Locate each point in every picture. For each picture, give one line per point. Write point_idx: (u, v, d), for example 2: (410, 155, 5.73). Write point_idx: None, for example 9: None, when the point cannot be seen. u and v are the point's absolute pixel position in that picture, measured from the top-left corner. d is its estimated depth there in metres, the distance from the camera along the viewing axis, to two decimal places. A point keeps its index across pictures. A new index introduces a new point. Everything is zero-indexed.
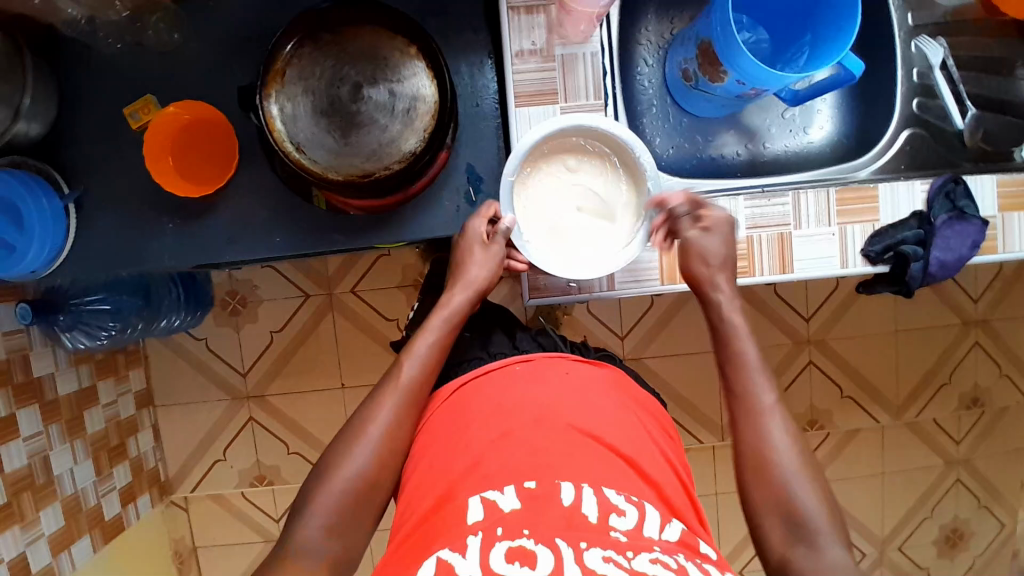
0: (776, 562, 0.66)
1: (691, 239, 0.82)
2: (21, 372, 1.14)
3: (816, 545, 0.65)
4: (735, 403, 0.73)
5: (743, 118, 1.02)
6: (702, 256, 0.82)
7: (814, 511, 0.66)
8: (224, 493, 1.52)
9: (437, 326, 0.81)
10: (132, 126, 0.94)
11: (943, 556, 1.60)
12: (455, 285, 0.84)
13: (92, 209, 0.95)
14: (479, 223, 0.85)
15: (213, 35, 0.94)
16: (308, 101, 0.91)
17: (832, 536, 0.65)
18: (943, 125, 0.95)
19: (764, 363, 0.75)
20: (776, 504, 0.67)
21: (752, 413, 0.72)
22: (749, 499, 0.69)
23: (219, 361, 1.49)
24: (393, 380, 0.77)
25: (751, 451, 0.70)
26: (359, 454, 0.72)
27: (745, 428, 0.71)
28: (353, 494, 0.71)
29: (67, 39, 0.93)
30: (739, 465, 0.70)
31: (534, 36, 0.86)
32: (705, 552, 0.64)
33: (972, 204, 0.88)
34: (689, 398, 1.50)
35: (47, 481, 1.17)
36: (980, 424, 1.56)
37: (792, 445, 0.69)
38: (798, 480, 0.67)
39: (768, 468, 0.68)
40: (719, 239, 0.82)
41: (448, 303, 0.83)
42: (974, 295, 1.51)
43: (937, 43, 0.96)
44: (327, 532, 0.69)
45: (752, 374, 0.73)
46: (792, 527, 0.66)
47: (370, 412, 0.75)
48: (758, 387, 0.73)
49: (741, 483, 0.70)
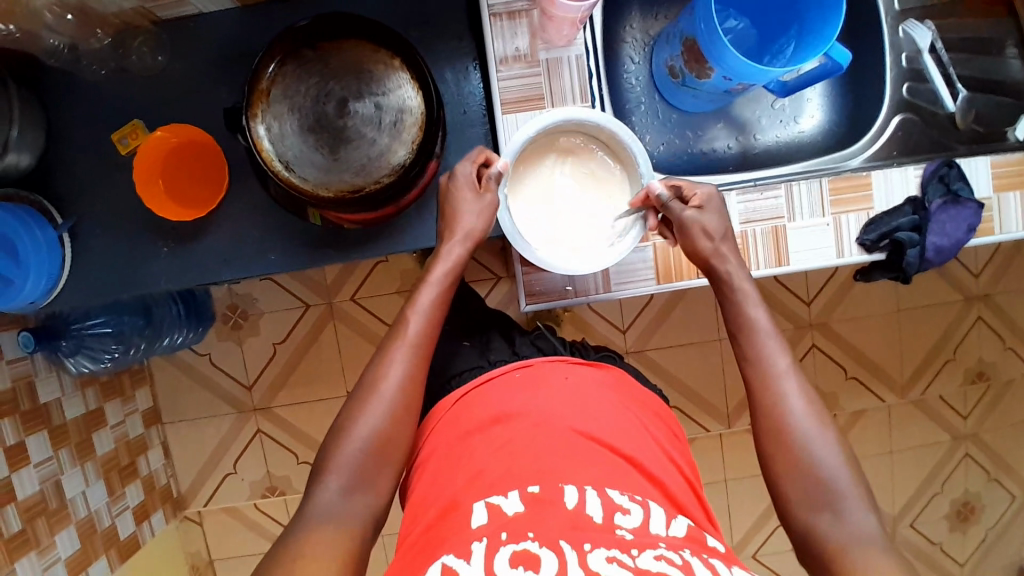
0: (802, 530, 0.66)
1: (687, 219, 0.79)
2: (27, 399, 1.14)
3: (841, 510, 0.65)
4: (747, 370, 0.74)
5: (732, 111, 1.02)
6: (704, 233, 0.79)
7: (834, 471, 0.66)
8: (237, 506, 1.53)
9: (438, 280, 0.80)
10: (121, 151, 0.94)
11: (955, 531, 1.61)
12: (450, 235, 0.81)
13: (86, 237, 0.95)
14: (466, 166, 0.82)
15: (196, 55, 0.93)
16: (295, 119, 0.90)
17: (856, 496, 0.65)
18: (933, 108, 0.94)
19: (776, 326, 0.75)
20: (798, 470, 0.67)
21: (765, 380, 0.72)
22: (770, 465, 0.69)
23: (223, 375, 1.50)
24: (399, 340, 0.76)
25: (767, 416, 0.70)
26: (371, 413, 0.72)
27: (760, 393, 0.71)
28: (369, 453, 0.71)
29: (50, 69, 0.93)
30: (757, 430, 0.71)
31: (517, 42, 0.86)
32: (712, 546, 0.65)
33: (966, 186, 0.88)
34: (693, 387, 1.50)
35: (60, 505, 1.18)
36: (986, 398, 1.56)
37: (809, 407, 0.70)
38: (816, 442, 0.68)
39: (784, 431, 0.69)
40: (715, 215, 0.80)
41: (447, 255, 0.80)
42: (975, 270, 1.51)
43: (925, 26, 0.95)
44: (347, 493, 0.69)
45: (765, 339, 0.74)
46: (815, 494, 0.66)
47: (379, 371, 0.74)
48: (770, 351, 0.73)
49: (761, 449, 0.70)
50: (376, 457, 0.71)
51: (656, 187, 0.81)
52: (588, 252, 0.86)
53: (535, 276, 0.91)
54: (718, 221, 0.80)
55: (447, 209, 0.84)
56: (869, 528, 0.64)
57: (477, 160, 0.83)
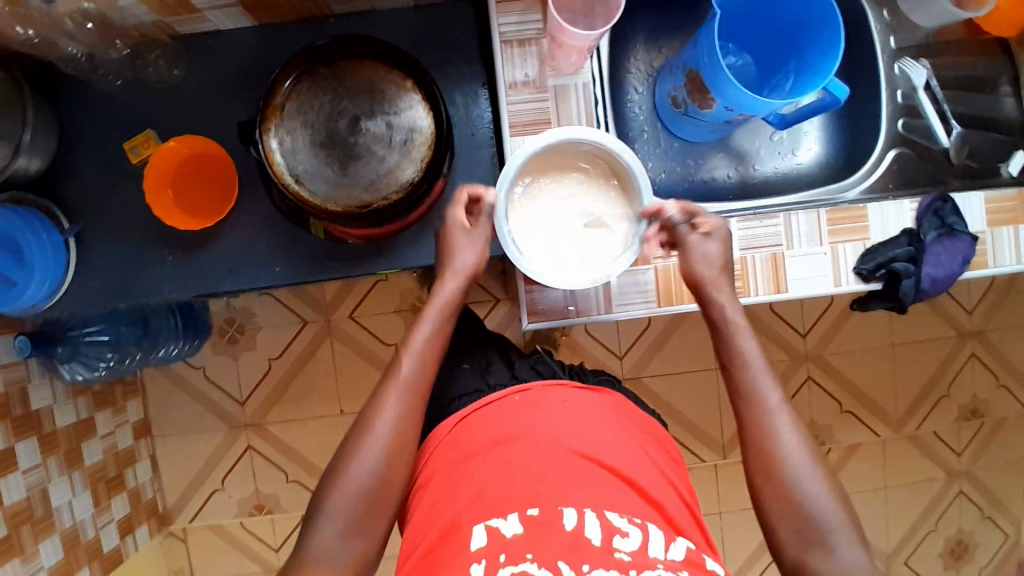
0: (791, 565, 0.67)
1: (690, 246, 0.83)
2: (19, 405, 1.13)
3: (831, 545, 0.65)
4: (739, 404, 0.74)
5: (732, 142, 1.04)
6: (702, 262, 0.83)
7: (825, 507, 0.67)
8: (223, 523, 1.51)
9: (432, 318, 0.81)
10: (133, 160, 0.95)
11: (948, 568, 1.59)
12: (445, 272, 0.84)
13: (91, 244, 0.96)
14: (457, 209, 0.86)
15: (211, 71, 0.95)
16: (307, 134, 0.92)
17: (847, 535, 0.66)
18: (928, 144, 0.97)
19: (768, 361, 0.75)
20: (788, 511, 0.67)
21: (759, 414, 0.72)
22: (760, 500, 0.69)
23: (217, 390, 1.49)
24: (394, 378, 0.76)
25: (757, 450, 0.70)
26: (368, 456, 0.71)
27: (751, 426, 0.72)
28: (368, 493, 0.70)
29: (67, 77, 0.95)
30: (748, 466, 0.71)
31: (526, 68, 0.88)
32: (711, 569, 0.65)
33: (960, 221, 0.90)
34: (688, 416, 1.50)
35: (45, 513, 1.16)
36: (980, 435, 1.57)
37: (801, 443, 0.70)
38: (808, 480, 0.68)
39: (781, 468, 0.68)
40: (717, 243, 0.84)
41: (441, 293, 0.83)
42: (969, 306, 1.53)
43: (920, 65, 0.99)
44: (346, 535, 0.69)
45: (757, 373, 0.74)
46: (806, 529, 0.66)
47: (374, 410, 0.74)
48: (764, 387, 0.73)
49: (751, 485, 0.70)
50: (373, 500, 0.71)
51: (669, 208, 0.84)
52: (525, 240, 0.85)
53: (537, 293, 0.91)
54: (720, 250, 0.84)
55: (441, 249, 0.87)
56: (858, 564, 0.65)
57: (468, 199, 0.86)
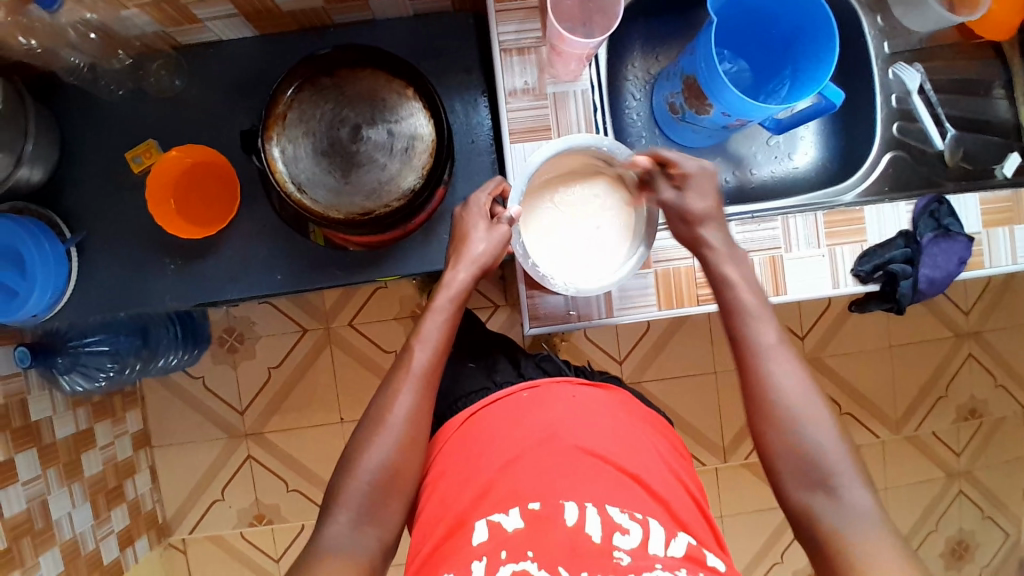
0: (796, 512, 0.66)
1: (667, 200, 0.81)
2: (19, 416, 1.12)
3: (837, 490, 0.65)
4: (735, 350, 0.73)
5: (729, 147, 1.05)
6: (682, 216, 0.80)
7: (829, 451, 0.66)
8: (223, 534, 1.51)
9: (443, 307, 0.79)
10: (135, 170, 0.96)
11: (950, 569, 1.60)
12: (459, 261, 0.81)
13: (93, 253, 0.96)
14: (482, 197, 0.84)
15: (213, 80, 0.96)
16: (309, 143, 0.93)
17: (852, 477, 0.65)
18: (923, 147, 0.99)
19: (766, 310, 0.74)
20: (793, 454, 0.67)
21: (753, 359, 0.71)
22: (763, 444, 0.69)
23: (217, 399, 1.49)
24: (405, 369, 0.75)
25: (757, 395, 0.69)
26: (381, 444, 0.71)
27: (747, 371, 0.71)
28: (377, 486, 0.70)
29: (69, 88, 0.95)
30: (750, 414, 0.70)
31: (525, 75, 0.89)
32: (711, 566, 0.65)
33: (956, 222, 0.91)
34: (689, 420, 1.51)
35: (46, 525, 1.15)
36: (979, 435, 1.58)
37: (802, 385, 0.69)
38: (811, 422, 0.67)
39: (780, 412, 0.68)
40: (697, 195, 0.80)
41: (451, 282, 0.79)
42: (965, 308, 1.55)
43: (914, 68, 1.00)
44: (357, 526, 0.69)
45: (751, 318, 0.73)
46: (811, 475, 0.66)
47: (387, 401, 0.73)
48: (758, 329, 0.72)
49: (755, 431, 0.70)
50: (385, 488, 0.71)
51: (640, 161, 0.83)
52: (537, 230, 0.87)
53: (539, 299, 0.91)
54: (701, 200, 0.80)
55: (455, 238, 0.84)
56: (865, 508, 0.64)
57: (492, 190, 0.85)
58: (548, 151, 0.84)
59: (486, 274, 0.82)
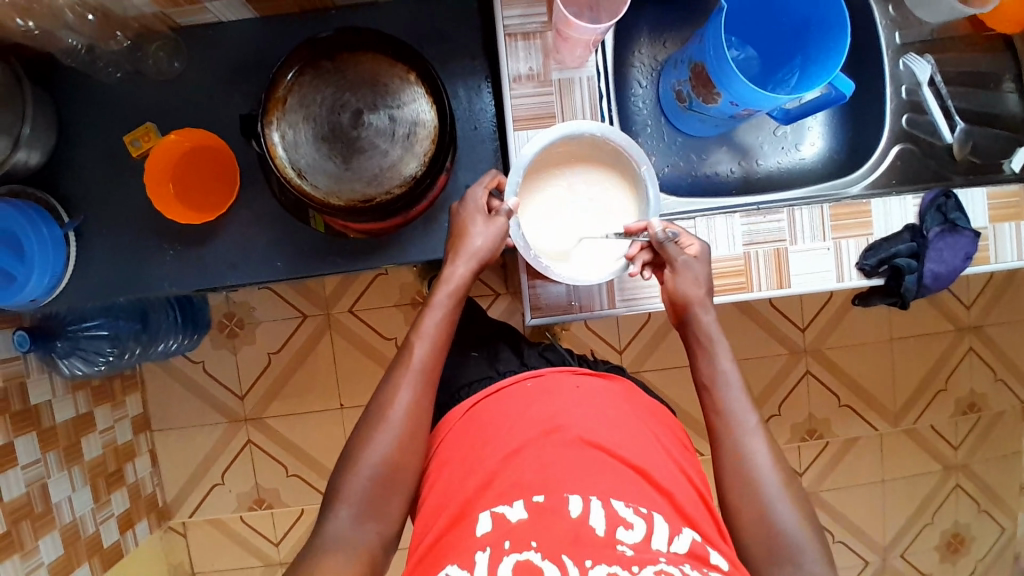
0: None
1: (680, 264, 0.81)
2: (18, 399, 1.12)
3: (801, 565, 0.66)
4: (716, 422, 0.74)
5: (735, 136, 1.03)
6: (690, 280, 0.81)
7: (795, 529, 0.67)
8: (222, 518, 1.51)
9: (442, 302, 0.78)
10: (133, 154, 0.94)
11: (945, 561, 1.61)
12: (457, 256, 0.80)
13: (92, 238, 0.95)
14: (478, 191, 0.83)
15: (213, 63, 0.95)
16: (309, 128, 0.92)
17: (816, 555, 0.66)
18: (932, 139, 0.97)
19: (743, 385, 0.75)
20: (762, 529, 0.68)
21: (734, 434, 0.72)
22: (734, 517, 0.69)
23: (216, 385, 1.49)
24: (404, 365, 0.75)
25: (733, 469, 0.71)
26: (383, 440, 0.71)
27: (725, 444, 0.72)
28: (379, 480, 0.70)
29: (66, 69, 0.94)
30: (723, 486, 0.71)
31: (530, 61, 0.87)
32: (716, 564, 0.63)
33: (963, 217, 0.90)
34: (689, 410, 1.51)
35: (45, 508, 1.15)
36: (977, 428, 1.58)
37: (775, 466, 0.70)
38: (781, 501, 0.68)
39: (755, 487, 0.69)
40: (702, 264, 0.82)
41: (450, 277, 0.79)
42: (967, 302, 1.54)
43: (925, 60, 0.98)
44: (360, 521, 0.69)
45: (733, 393, 0.74)
46: (775, 550, 0.67)
47: (387, 397, 0.73)
48: (740, 406, 0.73)
49: (726, 502, 0.70)
50: (387, 484, 0.70)
51: (655, 226, 0.80)
52: (539, 218, 0.85)
53: (541, 288, 0.90)
54: (703, 270, 0.81)
55: (453, 233, 0.83)
56: None
57: (488, 185, 0.84)
58: (560, 132, 0.82)
59: (485, 267, 0.82)
